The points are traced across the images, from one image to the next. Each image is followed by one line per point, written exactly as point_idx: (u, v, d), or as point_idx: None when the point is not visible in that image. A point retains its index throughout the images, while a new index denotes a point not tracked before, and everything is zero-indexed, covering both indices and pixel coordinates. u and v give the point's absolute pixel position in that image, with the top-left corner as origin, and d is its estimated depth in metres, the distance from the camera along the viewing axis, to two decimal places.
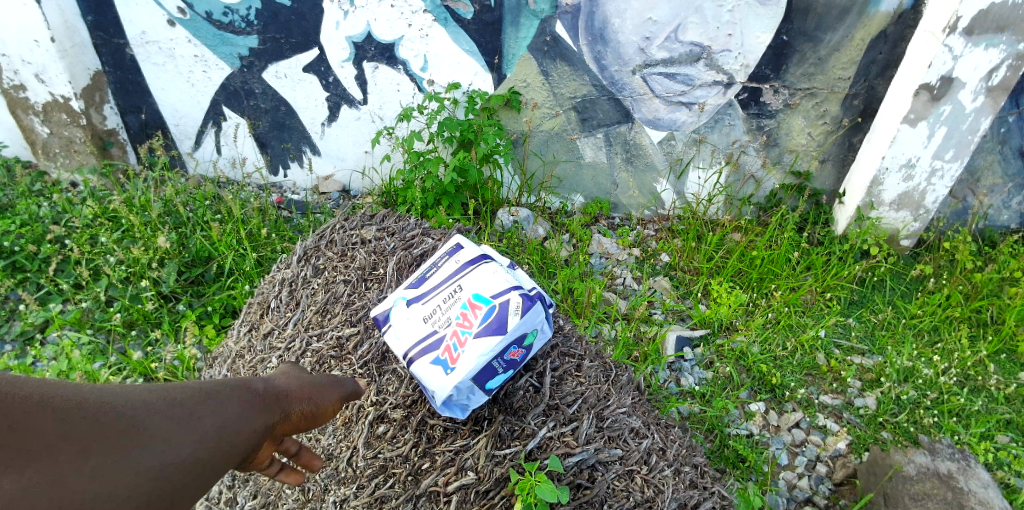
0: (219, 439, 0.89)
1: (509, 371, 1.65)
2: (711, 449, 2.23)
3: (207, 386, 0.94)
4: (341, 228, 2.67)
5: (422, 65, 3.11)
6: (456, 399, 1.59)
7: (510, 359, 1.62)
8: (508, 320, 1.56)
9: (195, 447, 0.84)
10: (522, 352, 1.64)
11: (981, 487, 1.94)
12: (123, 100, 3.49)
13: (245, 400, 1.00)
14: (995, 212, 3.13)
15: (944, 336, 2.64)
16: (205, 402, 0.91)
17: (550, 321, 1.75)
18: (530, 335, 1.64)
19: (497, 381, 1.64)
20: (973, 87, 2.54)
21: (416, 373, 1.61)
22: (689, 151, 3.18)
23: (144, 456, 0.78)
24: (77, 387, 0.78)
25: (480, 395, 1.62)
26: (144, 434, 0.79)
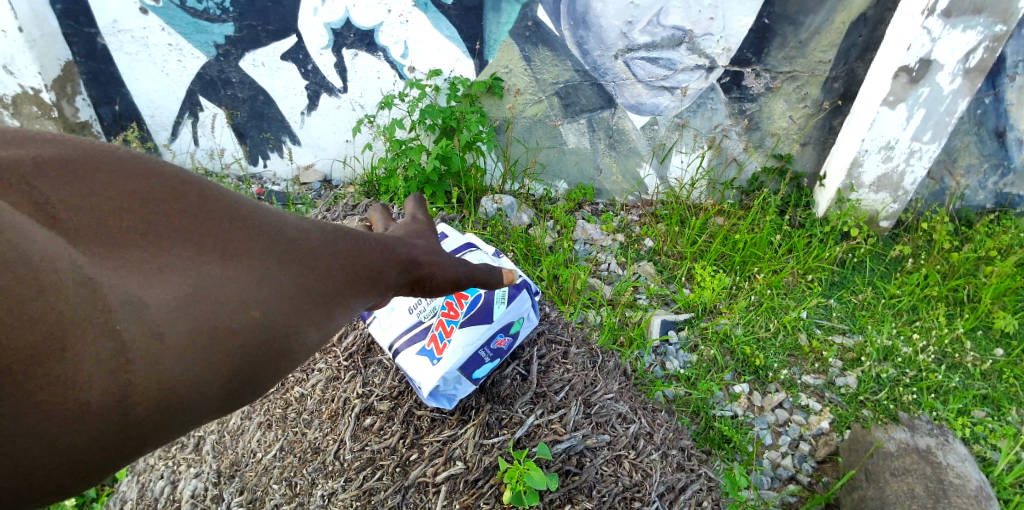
0: (334, 293, 0.87)
1: (495, 361, 1.64)
2: (697, 431, 2.25)
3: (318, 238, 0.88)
4: (323, 219, 2.72)
5: (402, 51, 3.06)
6: (443, 388, 1.56)
7: (496, 348, 1.62)
8: (495, 309, 1.58)
9: (295, 312, 0.79)
10: (508, 340, 1.65)
11: (959, 461, 1.99)
12: (96, 91, 3.39)
13: (360, 254, 0.96)
14: (972, 192, 3.18)
15: (922, 314, 2.68)
16: (316, 256, 0.86)
17: (536, 309, 1.76)
18: (515, 324, 1.65)
19: (484, 370, 1.63)
20: (951, 69, 2.57)
21: (401, 361, 1.58)
22: (672, 135, 3.18)
23: (268, 301, 0.75)
24: (217, 216, 0.76)
25: (467, 385, 1.61)
26: (255, 290, 0.74)
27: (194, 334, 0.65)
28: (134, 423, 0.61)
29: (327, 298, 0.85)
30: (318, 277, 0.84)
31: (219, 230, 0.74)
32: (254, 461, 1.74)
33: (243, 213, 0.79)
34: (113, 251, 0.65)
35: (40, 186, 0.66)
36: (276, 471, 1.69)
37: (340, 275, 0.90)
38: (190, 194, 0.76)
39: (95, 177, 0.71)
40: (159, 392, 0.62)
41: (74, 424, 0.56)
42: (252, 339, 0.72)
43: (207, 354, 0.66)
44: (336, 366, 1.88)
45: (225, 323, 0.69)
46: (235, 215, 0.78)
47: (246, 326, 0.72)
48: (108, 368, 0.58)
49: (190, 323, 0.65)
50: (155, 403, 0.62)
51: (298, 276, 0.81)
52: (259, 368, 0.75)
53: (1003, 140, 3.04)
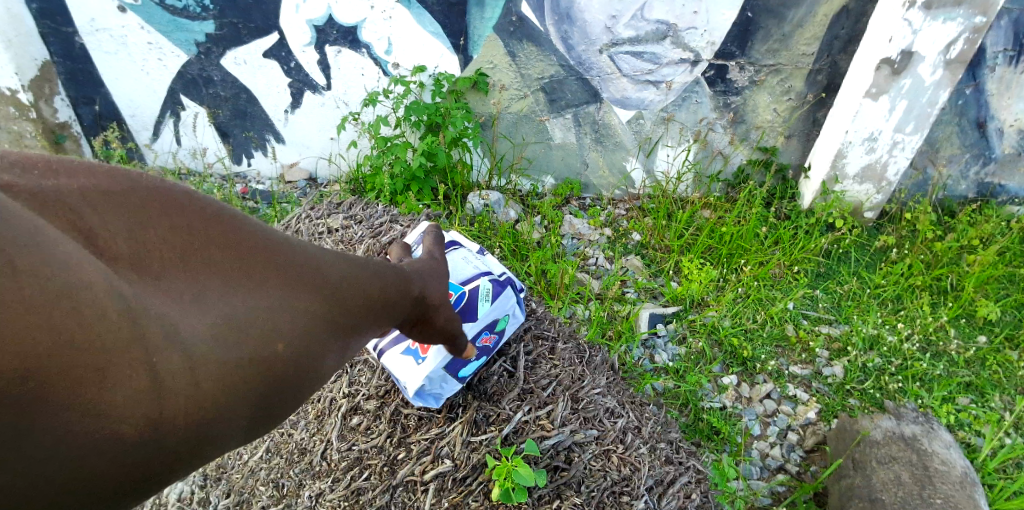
0: (351, 324, 0.93)
1: (481, 358, 1.64)
2: (686, 423, 2.26)
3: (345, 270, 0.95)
4: (306, 218, 2.68)
5: (386, 48, 3.02)
6: (429, 388, 1.55)
7: (482, 346, 1.62)
8: (480, 307, 1.57)
9: (315, 341, 0.86)
10: (494, 337, 1.65)
11: (944, 448, 2.00)
12: (75, 91, 3.32)
13: (383, 284, 1.03)
14: (954, 182, 3.21)
15: (907, 303, 2.70)
16: (341, 287, 0.92)
17: (521, 307, 1.76)
18: (500, 322, 1.65)
19: (471, 369, 1.63)
20: (932, 60, 2.58)
21: (386, 361, 1.57)
22: (658, 129, 3.17)
23: (291, 335, 0.82)
24: (248, 252, 0.83)
25: (453, 384, 1.60)
26: (280, 324, 0.81)
27: (219, 363, 0.72)
28: (161, 444, 0.67)
29: (344, 329, 0.92)
30: (339, 308, 0.91)
31: (246, 265, 0.82)
32: (241, 464, 1.72)
33: (273, 248, 0.86)
34: (155, 286, 0.72)
35: (92, 216, 0.72)
36: (263, 473, 1.67)
37: (362, 305, 0.96)
38: (226, 231, 0.82)
39: (142, 209, 0.77)
40: (186, 415, 0.68)
41: (101, 443, 0.60)
42: (273, 368, 0.79)
43: (230, 381, 0.73)
44: None
45: (249, 353, 0.76)
46: (266, 251, 0.85)
47: (269, 357, 0.78)
48: (141, 393, 0.63)
49: (216, 354, 0.72)
50: (185, 425, 0.68)
51: (322, 308, 0.88)
52: (279, 395, 0.81)
53: (984, 130, 3.07)
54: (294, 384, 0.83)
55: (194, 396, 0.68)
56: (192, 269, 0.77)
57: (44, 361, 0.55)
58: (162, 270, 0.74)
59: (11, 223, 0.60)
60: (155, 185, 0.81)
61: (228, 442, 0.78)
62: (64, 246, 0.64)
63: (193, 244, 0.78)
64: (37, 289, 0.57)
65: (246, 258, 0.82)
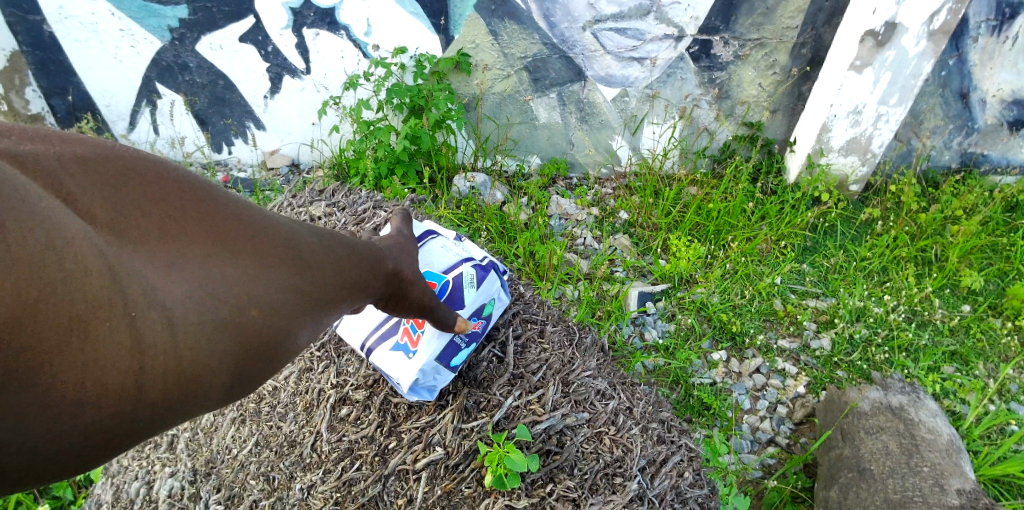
0: (329, 296, 0.93)
1: (471, 345, 1.61)
2: (677, 399, 2.27)
3: (321, 244, 0.95)
4: (288, 206, 2.62)
5: (365, 29, 2.95)
6: (424, 380, 1.52)
7: (471, 333, 1.60)
8: (465, 294, 1.55)
9: (292, 311, 0.85)
10: (482, 322, 1.64)
11: (930, 417, 2.03)
12: (46, 82, 3.21)
13: (358, 259, 1.03)
14: (937, 153, 3.22)
15: (892, 275, 2.72)
16: (317, 259, 0.92)
17: (506, 289, 1.75)
18: (487, 306, 1.64)
19: (462, 357, 1.60)
20: (916, 31, 2.56)
21: (376, 359, 1.54)
22: (643, 106, 3.14)
23: (269, 302, 0.81)
24: (225, 220, 0.83)
25: (446, 374, 1.58)
26: (257, 291, 0.80)
27: (197, 325, 0.71)
28: (143, 406, 0.66)
29: (324, 299, 0.91)
30: (316, 279, 0.91)
31: (225, 231, 0.82)
32: (230, 458, 1.70)
33: (251, 218, 0.86)
34: (133, 247, 0.71)
35: (70, 179, 0.72)
36: (253, 467, 1.64)
37: (337, 278, 0.95)
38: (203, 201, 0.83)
39: (122, 174, 0.77)
40: (163, 378, 0.67)
41: (83, 403, 0.60)
42: (253, 336, 0.78)
43: (208, 345, 0.72)
44: (309, 356, 1.83)
45: (228, 317, 0.75)
46: (243, 221, 0.85)
47: (247, 323, 0.77)
48: (124, 354, 0.63)
49: (196, 316, 0.72)
50: (166, 388, 0.68)
51: (299, 278, 0.87)
52: (256, 362, 0.80)
53: (967, 101, 3.08)
54: (271, 353, 0.82)
55: (172, 359, 0.68)
56: (170, 234, 0.77)
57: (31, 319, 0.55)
58: (141, 231, 0.74)
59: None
60: (135, 153, 0.81)
61: (203, 409, 0.77)
62: (44, 202, 0.63)
63: (172, 210, 0.78)
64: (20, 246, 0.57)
65: (225, 225, 0.82)
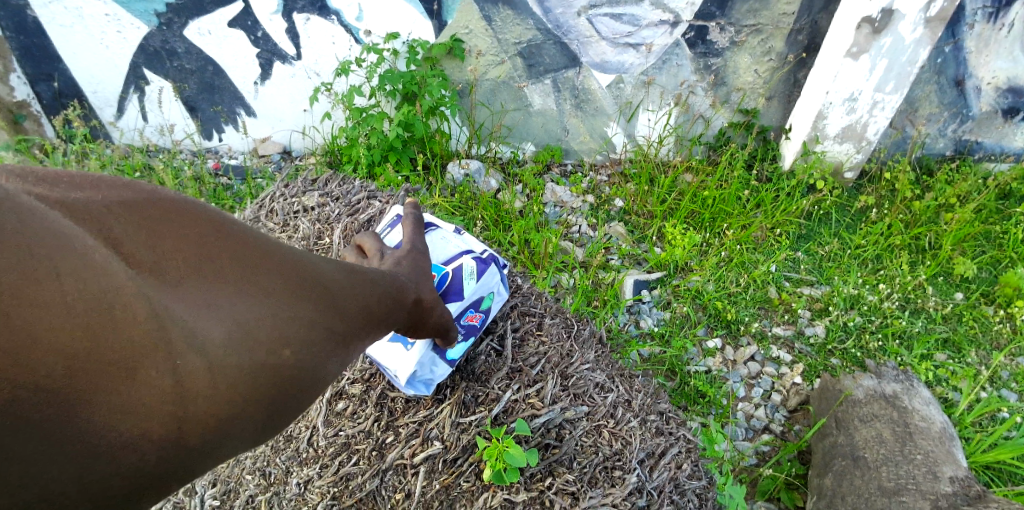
0: (353, 330, 0.96)
1: (469, 339, 1.61)
2: (673, 387, 2.29)
3: (348, 280, 0.98)
4: (281, 195, 2.58)
5: (356, 14, 2.90)
6: (421, 373, 1.52)
7: (469, 325, 1.60)
8: (466, 286, 1.54)
9: (318, 348, 0.89)
10: (480, 316, 1.63)
11: (923, 405, 2.05)
12: (31, 68, 3.14)
13: (383, 291, 1.06)
14: (932, 140, 3.22)
15: (886, 263, 2.73)
16: (343, 296, 0.95)
17: (503, 284, 1.75)
18: (486, 299, 1.64)
19: (458, 350, 1.61)
20: (913, 18, 2.55)
21: (373, 352, 1.52)
22: (639, 93, 3.12)
23: (298, 342, 0.85)
24: (259, 260, 0.87)
25: (443, 367, 1.58)
26: (286, 331, 0.84)
27: (229, 366, 0.76)
28: (183, 441, 0.72)
29: (348, 333, 0.95)
30: (342, 314, 0.94)
31: (257, 271, 0.86)
32: None
33: (284, 258, 0.90)
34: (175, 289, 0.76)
35: (118, 227, 0.76)
36: (248, 462, 1.64)
37: (363, 312, 0.99)
38: (241, 243, 0.87)
39: (161, 220, 0.81)
40: (200, 416, 0.72)
41: (128, 439, 0.66)
42: (281, 375, 0.83)
43: (240, 385, 0.77)
44: None
45: (259, 359, 0.80)
46: (277, 260, 0.89)
47: (276, 363, 0.82)
48: (162, 395, 0.68)
49: (229, 358, 0.76)
50: (203, 426, 0.73)
51: (326, 316, 0.91)
52: (285, 398, 0.85)
53: (962, 88, 3.07)
54: (299, 389, 0.87)
55: (205, 401, 0.73)
56: (207, 277, 0.81)
57: (81, 364, 0.62)
58: (181, 275, 0.78)
59: (47, 231, 0.65)
60: (172, 199, 0.85)
61: (237, 445, 0.82)
62: (97, 254, 0.69)
63: (212, 252, 0.83)
64: (75, 298, 0.63)
65: (256, 265, 0.86)
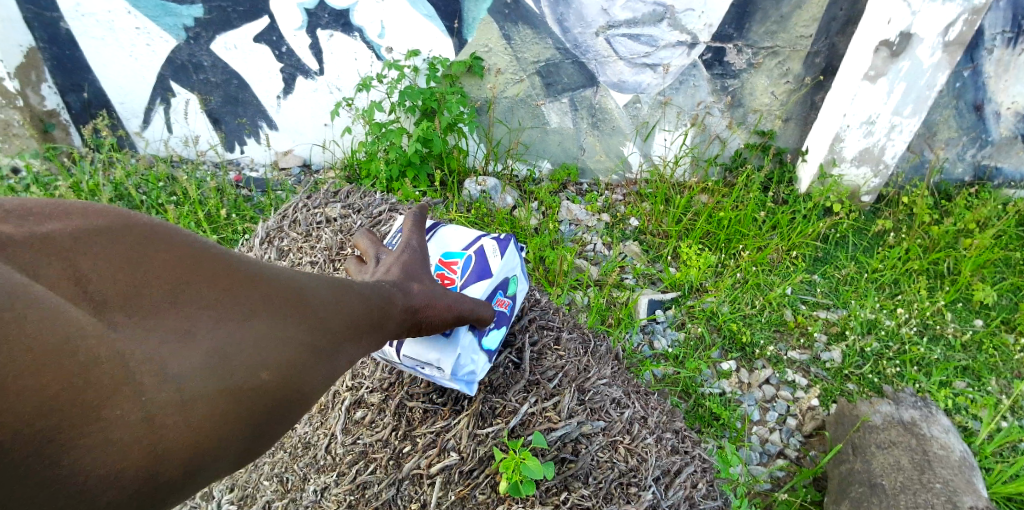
0: (338, 344, 0.95)
1: (502, 325, 1.61)
2: (687, 409, 2.27)
3: (329, 295, 0.97)
4: (304, 207, 2.63)
5: (379, 32, 2.97)
6: (465, 367, 1.45)
7: (499, 310, 1.60)
8: (491, 264, 1.56)
9: (304, 365, 0.87)
10: (508, 301, 1.63)
11: (943, 433, 2.02)
12: (63, 78, 3.24)
13: (368, 303, 1.05)
14: (950, 165, 3.21)
15: (904, 288, 2.71)
16: (325, 312, 0.94)
17: (523, 271, 1.76)
18: (510, 282, 1.64)
19: (494, 339, 1.57)
20: (931, 42, 2.56)
21: (409, 352, 1.44)
22: (655, 113, 3.15)
23: (281, 362, 0.84)
24: (234, 284, 0.85)
25: (483, 358, 1.52)
26: (266, 352, 0.82)
27: (210, 392, 0.74)
28: (161, 475, 0.68)
29: (334, 349, 0.93)
30: (326, 330, 0.93)
31: (235, 295, 0.84)
32: None
33: (259, 279, 0.89)
34: (142, 319, 0.74)
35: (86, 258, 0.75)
36: (266, 467, 1.68)
37: (348, 326, 0.98)
38: (213, 267, 0.85)
39: (134, 250, 0.80)
40: (180, 445, 0.70)
41: (111, 473, 0.63)
42: (264, 399, 0.80)
43: (220, 412, 0.74)
44: None
45: (237, 382, 0.78)
46: (252, 282, 0.88)
47: (256, 386, 0.80)
48: (139, 427, 0.66)
49: (205, 383, 0.74)
50: (184, 457, 0.70)
51: (308, 333, 0.89)
52: (274, 417, 0.83)
53: (981, 113, 3.07)
54: (284, 409, 0.84)
55: (189, 427, 0.71)
56: (183, 304, 0.79)
57: (60, 397, 0.60)
58: (154, 304, 0.76)
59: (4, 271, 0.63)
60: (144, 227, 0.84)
61: (220, 472, 0.78)
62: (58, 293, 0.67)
63: (182, 277, 0.81)
64: (41, 333, 0.61)
65: (234, 289, 0.85)
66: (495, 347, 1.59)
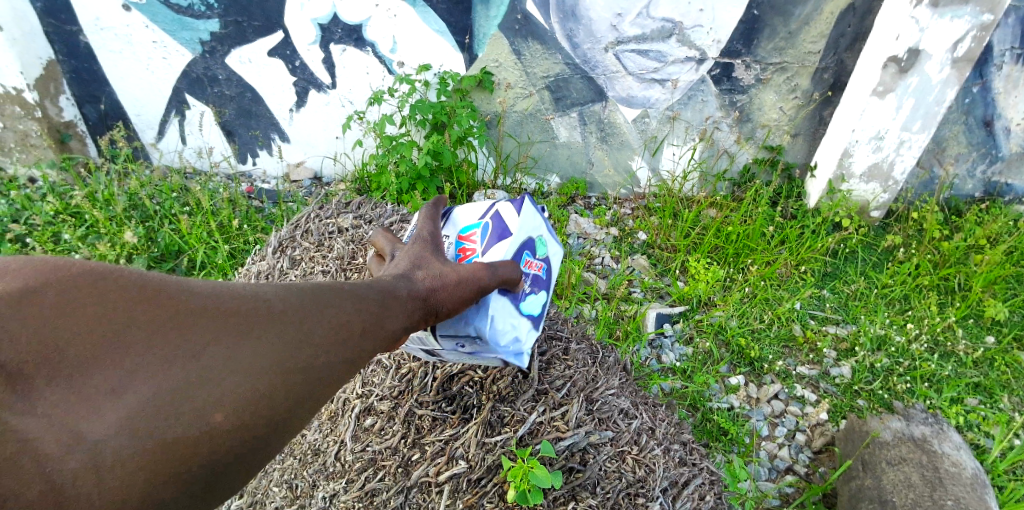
0: (318, 363, 0.88)
1: (537, 289, 1.45)
2: (695, 423, 2.25)
3: (305, 311, 0.91)
4: (316, 217, 2.66)
5: (391, 46, 3.02)
6: (507, 335, 1.33)
7: (531, 273, 1.45)
8: (510, 223, 1.41)
9: (270, 396, 0.82)
10: (540, 263, 1.48)
11: (954, 449, 2.00)
12: (80, 90, 3.31)
13: (358, 308, 0.98)
14: (960, 181, 3.20)
15: (915, 303, 2.70)
16: (298, 332, 0.88)
17: (552, 234, 1.62)
18: (538, 244, 1.49)
19: (535, 304, 1.44)
20: (940, 58, 2.57)
21: (444, 333, 1.32)
22: (664, 128, 3.17)
23: (239, 398, 0.79)
24: (186, 317, 0.80)
25: (525, 324, 1.39)
26: (221, 389, 0.78)
27: (146, 447, 0.70)
28: None
29: (312, 370, 0.87)
30: (300, 351, 0.87)
31: (191, 326, 0.79)
32: None
33: (217, 308, 0.83)
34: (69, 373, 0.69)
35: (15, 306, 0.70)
36: (276, 474, 1.70)
37: (330, 341, 0.91)
38: (163, 300, 0.80)
39: (79, 295, 0.74)
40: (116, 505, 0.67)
41: None
42: (220, 440, 0.76)
43: (163, 464, 0.71)
44: None
45: (184, 428, 0.73)
46: (208, 312, 0.82)
47: (208, 428, 0.75)
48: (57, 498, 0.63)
49: (141, 436, 0.70)
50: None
51: (274, 360, 0.83)
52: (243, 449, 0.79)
53: (991, 129, 3.06)
54: (251, 444, 0.80)
55: (127, 479, 0.68)
56: (123, 348, 0.74)
57: None
58: (90, 351, 0.72)
59: None
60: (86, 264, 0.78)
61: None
62: None
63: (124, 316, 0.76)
64: None
65: (186, 320, 0.79)
66: (538, 313, 1.47)
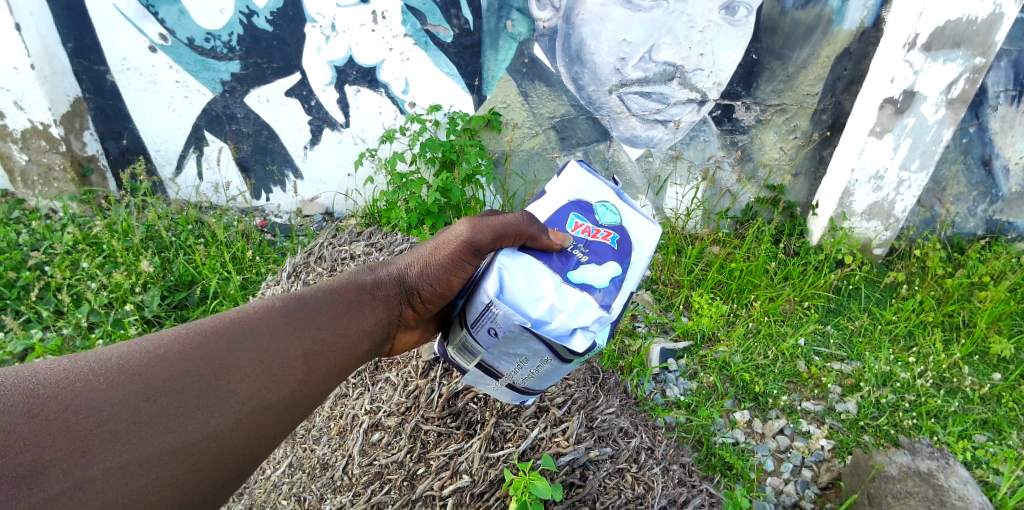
0: (308, 369, 1.04)
1: (598, 259, 1.34)
2: (700, 457, 2.21)
3: (291, 328, 1.06)
4: (329, 244, 2.74)
5: (403, 88, 3.16)
6: (530, 302, 1.19)
7: (586, 236, 1.39)
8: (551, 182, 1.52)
9: (274, 397, 0.97)
10: (599, 229, 1.41)
11: (961, 484, 1.95)
12: (104, 126, 3.45)
13: (332, 321, 1.15)
14: (962, 219, 3.25)
15: (919, 340, 2.69)
16: (288, 345, 1.04)
17: (647, 213, 1.48)
18: (601, 209, 1.46)
19: (592, 276, 1.29)
20: (934, 100, 2.65)
21: (470, 321, 1.24)
22: (667, 167, 3.25)
23: (251, 399, 0.94)
24: (189, 340, 0.93)
25: (572, 295, 1.23)
26: (234, 393, 0.92)
27: (182, 445, 0.83)
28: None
29: (304, 375, 1.03)
30: (292, 361, 1.02)
31: (186, 345, 0.92)
32: (264, 478, 1.79)
33: (213, 332, 0.97)
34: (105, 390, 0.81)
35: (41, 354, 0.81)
36: (285, 487, 1.72)
37: (315, 352, 1.07)
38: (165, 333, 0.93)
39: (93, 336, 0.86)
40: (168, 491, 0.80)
41: None
42: (241, 435, 0.90)
43: (200, 458, 0.84)
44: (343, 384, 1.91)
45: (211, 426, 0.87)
46: (204, 334, 0.95)
47: (229, 425, 0.89)
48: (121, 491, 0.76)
49: (177, 436, 0.83)
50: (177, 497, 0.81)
51: (272, 368, 0.99)
52: (242, 452, 0.90)
53: (989, 168, 3.12)
54: (266, 436, 0.95)
55: (166, 471, 0.80)
56: (143, 367, 0.86)
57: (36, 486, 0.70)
58: (116, 373, 0.83)
59: None
60: None
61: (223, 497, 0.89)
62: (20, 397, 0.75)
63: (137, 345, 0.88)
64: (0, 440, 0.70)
65: (179, 340, 0.92)
66: (600, 288, 1.29)
